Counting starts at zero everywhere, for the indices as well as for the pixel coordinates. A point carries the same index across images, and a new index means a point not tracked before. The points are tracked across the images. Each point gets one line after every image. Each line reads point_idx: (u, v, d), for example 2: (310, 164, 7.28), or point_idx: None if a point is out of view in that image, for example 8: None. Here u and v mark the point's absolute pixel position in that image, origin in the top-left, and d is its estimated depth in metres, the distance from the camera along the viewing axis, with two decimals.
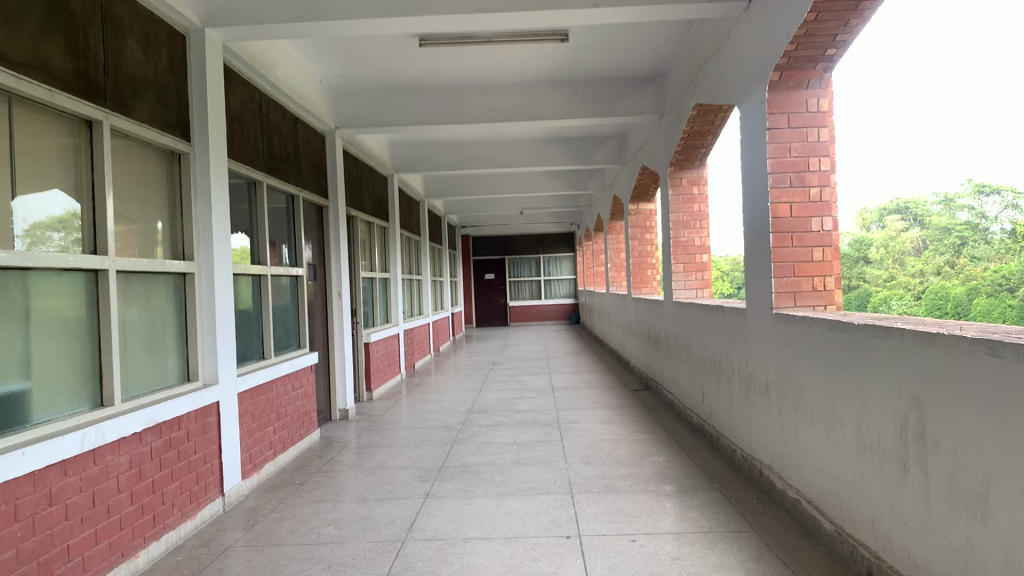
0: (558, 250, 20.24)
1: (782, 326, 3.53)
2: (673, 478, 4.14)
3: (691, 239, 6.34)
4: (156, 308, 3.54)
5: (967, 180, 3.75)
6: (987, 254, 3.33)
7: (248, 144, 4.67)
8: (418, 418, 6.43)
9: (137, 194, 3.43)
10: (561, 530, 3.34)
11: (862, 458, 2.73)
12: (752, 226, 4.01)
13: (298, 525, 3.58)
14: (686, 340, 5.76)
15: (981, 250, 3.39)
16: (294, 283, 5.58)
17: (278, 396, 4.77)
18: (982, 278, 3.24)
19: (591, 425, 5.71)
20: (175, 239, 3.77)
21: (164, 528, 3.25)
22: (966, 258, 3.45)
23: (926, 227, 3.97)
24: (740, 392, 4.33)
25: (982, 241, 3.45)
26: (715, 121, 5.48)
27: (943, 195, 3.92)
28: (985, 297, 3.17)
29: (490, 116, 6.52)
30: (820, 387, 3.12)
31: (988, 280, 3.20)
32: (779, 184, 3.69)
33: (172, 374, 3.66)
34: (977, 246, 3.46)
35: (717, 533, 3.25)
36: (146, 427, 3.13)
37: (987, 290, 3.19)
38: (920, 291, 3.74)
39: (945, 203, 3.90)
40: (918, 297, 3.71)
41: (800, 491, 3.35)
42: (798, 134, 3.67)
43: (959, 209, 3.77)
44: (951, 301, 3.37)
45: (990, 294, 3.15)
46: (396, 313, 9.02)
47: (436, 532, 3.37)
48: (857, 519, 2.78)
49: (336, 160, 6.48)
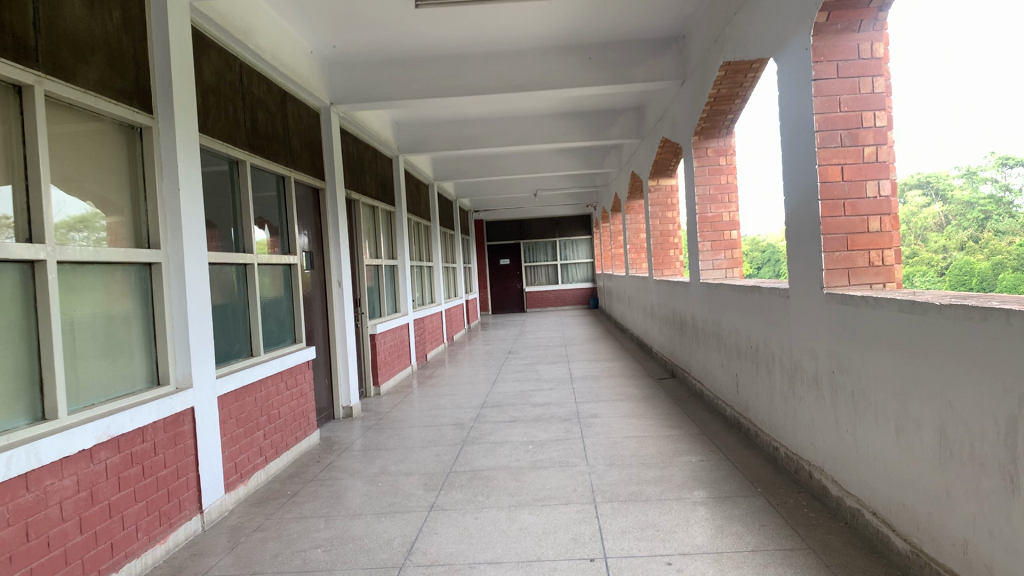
0: (575, 233, 19.71)
1: (837, 307, 3.03)
2: (709, 483, 3.66)
3: (719, 215, 5.87)
4: (116, 303, 3.10)
5: (988, 153, 3.06)
6: (1012, 228, 2.83)
7: (228, 119, 4.21)
8: (427, 414, 5.98)
9: (88, 173, 2.98)
10: (583, 551, 2.88)
11: (948, 466, 2.25)
12: (794, 195, 3.52)
13: (283, 548, 3.14)
14: (716, 324, 5.26)
15: (1005, 223, 2.87)
16: (287, 272, 5.13)
17: (268, 396, 4.33)
18: (1003, 252, 2.89)
19: (613, 420, 5.24)
20: (138, 225, 3.33)
21: (126, 556, 2.83)
22: (990, 232, 2.95)
23: (949, 203, 3.33)
24: (782, 383, 3.83)
25: (1007, 214, 2.88)
26: (744, 82, 4.96)
27: (966, 167, 3.18)
28: (1011, 272, 2.82)
29: (497, 87, 6.02)
30: (886, 380, 2.63)
31: (1014, 253, 2.83)
32: (828, 143, 3.19)
33: (138, 378, 3.23)
34: (1001, 219, 2.91)
35: (768, 552, 2.78)
36: (99, 442, 2.70)
37: (1013, 265, 2.84)
38: (943, 267, 3.33)
39: (970, 174, 3.18)
40: (941, 274, 3.31)
41: (862, 500, 2.87)
42: (850, 84, 3.17)
43: (986, 181, 3.08)
44: (977, 278, 3.01)
45: (1015, 269, 2.81)
46: (405, 301, 8.58)
47: (439, 556, 2.92)
48: (942, 541, 2.30)
49: (335, 140, 6.08)
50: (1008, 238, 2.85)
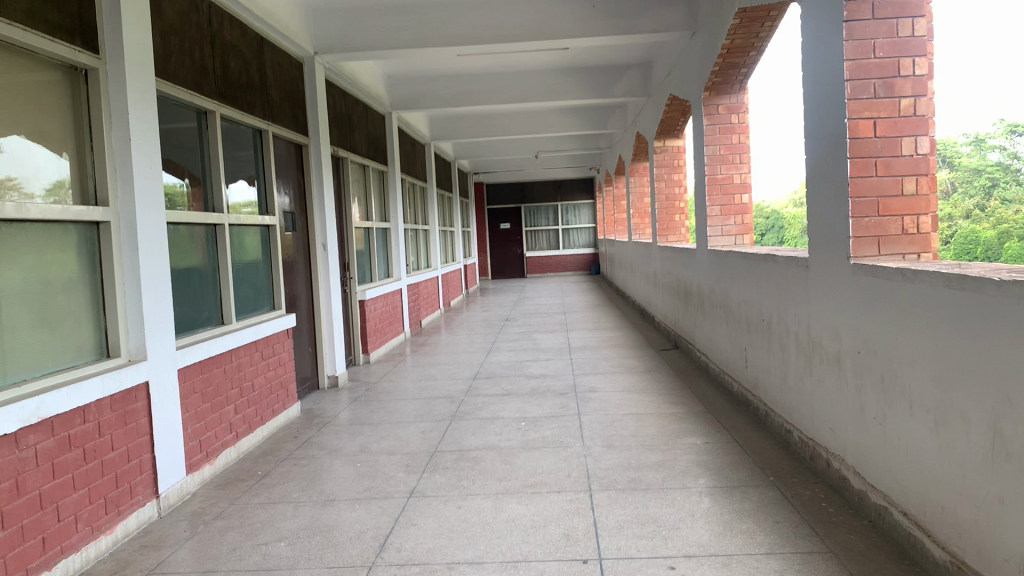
0: (577, 197, 19.28)
1: (866, 279, 2.68)
2: (715, 469, 3.34)
3: (729, 176, 5.51)
4: (55, 267, 2.75)
5: (995, 120, 2.74)
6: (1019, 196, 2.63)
7: (196, 65, 3.83)
8: (417, 386, 5.67)
9: (21, 119, 2.62)
10: (576, 550, 2.57)
11: (1001, 469, 1.93)
12: (818, 153, 3.14)
13: (243, 540, 2.83)
14: (725, 294, 4.91)
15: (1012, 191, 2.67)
16: (265, 235, 4.76)
17: (240, 368, 4.00)
18: (1008, 221, 2.70)
19: (613, 395, 4.91)
20: (84, 179, 2.96)
21: (61, 552, 2.52)
22: (998, 200, 2.74)
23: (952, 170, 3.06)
24: (798, 360, 3.50)
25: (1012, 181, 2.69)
26: (760, 32, 4.59)
27: (974, 136, 2.89)
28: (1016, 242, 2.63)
29: (494, 37, 5.60)
30: (925, 365, 2.30)
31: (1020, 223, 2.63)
32: (859, 94, 2.82)
33: (84, 350, 2.90)
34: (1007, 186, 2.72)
35: (784, 555, 2.46)
36: (25, 426, 2.37)
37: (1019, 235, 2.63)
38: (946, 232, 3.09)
39: (975, 142, 2.92)
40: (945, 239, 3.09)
41: (890, 498, 2.57)
42: (887, 27, 2.78)
43: (994, 146, 2.82)
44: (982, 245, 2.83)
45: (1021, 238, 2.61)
46: (398, 266, 8.23)
47: (415, 553, 2.60)
48: (990, 554, 1.99)
49: (320, 93, 5.68)
50: (1015, 207, 2.65)
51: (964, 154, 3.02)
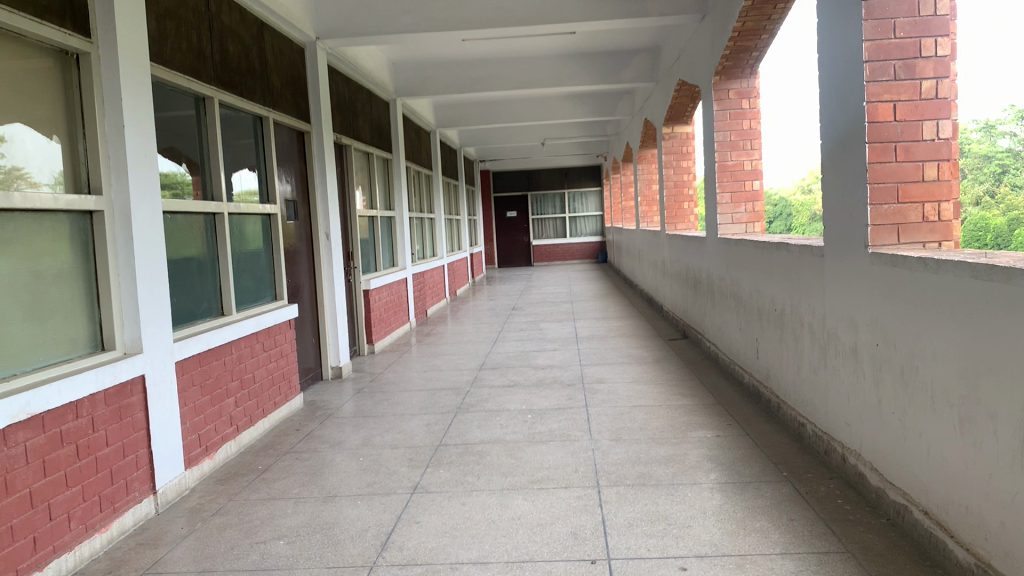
0: (584, 185, 19.15)
1: (885, 268, 2.58)
2: (727, 464, 3.25)
3: (740, 163, 5.39)
4: (46, 258, 2.66)
5: (1007, 106, 2.63)
6: None
7: (193, 49, 3.73)
8: (422, 376, 5.58)
9: (10, 105, 2.52)
10: (584, 549, 2.48)
11: None
12: (834, 138, 3.03)
13: (241, 538, 2.75)
14: (736, 283, 4.81)
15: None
16: (266, 223, 4.67)
17: (240, 359, 3.92)
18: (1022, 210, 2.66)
19: (621, 387, 4.82)
20: (76, 168, 2.87)
21: (53, 551, 2.45)
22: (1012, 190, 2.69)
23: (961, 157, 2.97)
24: (812, 351, 3.40)
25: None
26: (773, 14, 4.48)
27: (985, 122, 2.80)
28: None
29: (500, 21, 5.48)
30: (950, 358, 2.20)
31: None
32: (878, 76, 2.70)
33: (77, 343, 2.82)
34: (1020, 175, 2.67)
35: (800, 556, 2.37)
36: (13, 423, 2.29)
37: None
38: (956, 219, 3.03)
39: (986, 128, 2.82)
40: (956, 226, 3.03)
41: (910, 496, 2.47)
42: (907, 6, 2.66)
43: (1006, 131, 2.75)
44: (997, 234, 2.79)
45: None
46: (403, 255, 8.15)
47: (418, 553, 2.52)
48: (1018, 557, 1.89)
49: (322, 79, 5.58)
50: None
51: (974, 141, 2.93)
